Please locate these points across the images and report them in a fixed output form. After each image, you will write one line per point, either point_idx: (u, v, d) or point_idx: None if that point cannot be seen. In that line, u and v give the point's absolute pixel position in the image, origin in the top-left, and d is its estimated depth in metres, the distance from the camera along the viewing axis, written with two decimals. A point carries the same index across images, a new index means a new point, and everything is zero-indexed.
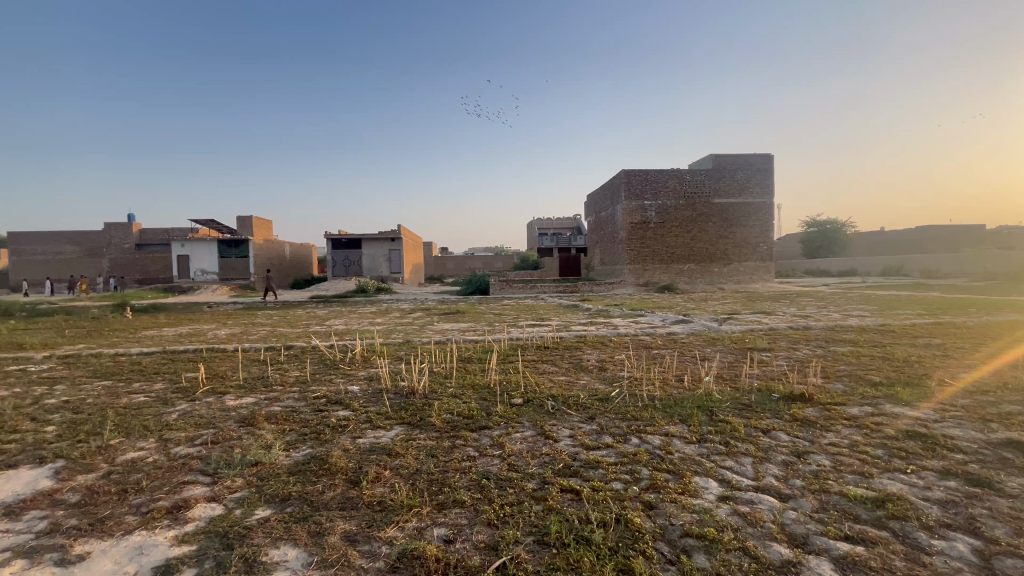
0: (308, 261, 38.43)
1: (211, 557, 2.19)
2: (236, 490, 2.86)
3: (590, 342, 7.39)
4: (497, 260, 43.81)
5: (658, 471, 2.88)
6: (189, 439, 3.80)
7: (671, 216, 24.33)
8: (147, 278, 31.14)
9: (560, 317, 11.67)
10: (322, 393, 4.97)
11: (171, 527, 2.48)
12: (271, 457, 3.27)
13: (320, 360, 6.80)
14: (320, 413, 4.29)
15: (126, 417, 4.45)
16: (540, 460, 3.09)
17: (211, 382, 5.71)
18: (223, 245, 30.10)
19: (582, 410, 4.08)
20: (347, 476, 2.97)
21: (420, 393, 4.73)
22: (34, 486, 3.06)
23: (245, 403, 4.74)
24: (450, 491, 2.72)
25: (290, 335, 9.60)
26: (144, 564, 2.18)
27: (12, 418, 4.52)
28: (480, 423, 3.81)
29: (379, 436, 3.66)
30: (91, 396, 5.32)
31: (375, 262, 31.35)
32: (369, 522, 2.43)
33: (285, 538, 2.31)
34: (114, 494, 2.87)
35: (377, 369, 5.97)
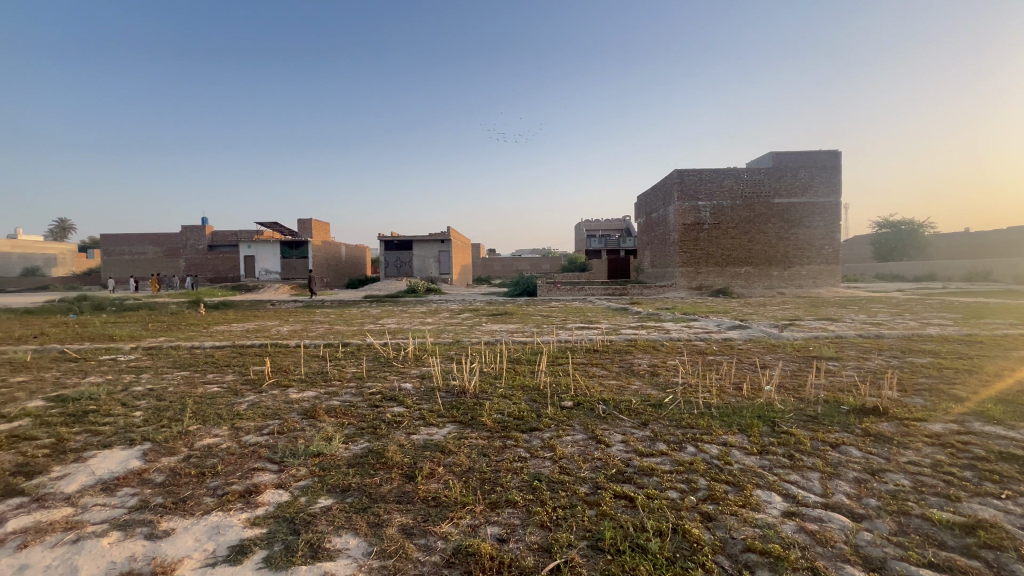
0: (362, 262, 40.01)
1: (280, 541, 2.32)
2: (301, 478, 3.02)
3: (641, 346, 7.24)
4: (544, 262, 43.82)
5: (717, 482, 2.77)
6: (257, 428, 4.06)
7: (727, 217, 23.37)
8: (217, 277, 33.63)
9: (609, 319, 11.49)
10: (378, 389, 5.16)
11: (244, 510, 2.65)
12: (332, 448, 3.43)
13: (375, 357, 7.07)
14: (376, 408, 4.45)
15: (202, 405, 4.81)
16: (592, 464, 3.06)
17: (276, 375, 6.07)
18: (285, 246, 31.95)
19: (634, 415, 4.00)
20: (403, 470, 3.07)
21: (471, 393, 4.80)
22: (126, 465, 3.36)
23: (307, 397, 5.00)
24: (502, 491, 2.74)
25: (347, 333, 10.05)
26: (221, 543, 2.34)
27: (106, 402, 5.00)
28: (530, 424, 3.82)
29: (432, 433, 3.75)
30: (172, 385, 5.79)
31: (425, 263, 32.15)
32: (424, 516, 2.50)
33: (346, 527, 2.42)
34: (193, 476, 3.11)
35: (429, 368, 6.12)
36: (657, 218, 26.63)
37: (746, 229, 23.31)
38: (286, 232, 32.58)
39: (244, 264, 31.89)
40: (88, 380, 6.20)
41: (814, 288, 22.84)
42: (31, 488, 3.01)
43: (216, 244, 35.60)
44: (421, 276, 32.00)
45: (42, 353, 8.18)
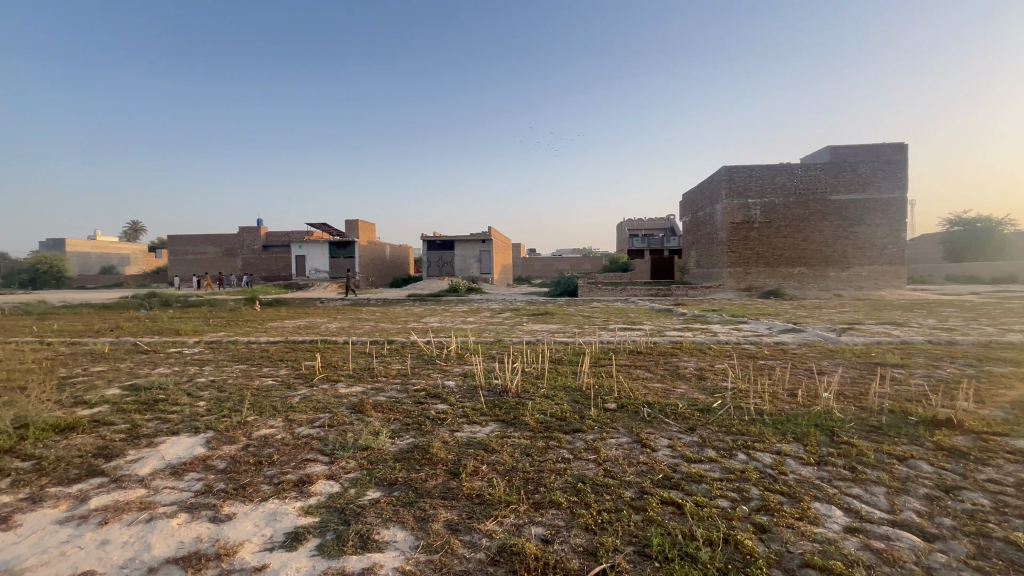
0: (405, 261, 40.98)
1: (332, 530, 2.41)
2: (351, 471, 3.13)
3: (687, 349, 7.04)
4: (585, 262, 43.37)
5: (771, 492, 2.65)
6: (309, 420, 4.23)
7: (779, 215, 22.33)
8: (271, 275, 35.48)
9: (653, 321, 11.20)
10: (422, 386, 5.26)
11: (298, 499, 2.77)
12: (379, 442, 3.53)
13: (419, 354, 7.22)
14: (420, 405, 4.54)
15: (259, 397, 5.08)
16: (637, 469, 3.00)
17: (326, 370, 6.32)
18: (334, 245, 33.23)
19: (681, 419, 3.89)
20: (448, 467, 3.11)
21: (513, 392, 4.81)
22: (191, 451, 3.58)
23: (355, 392, 5.17)
24: (546, 491, 2.73)
25: (392, 331, 10.31)
26: (277, 529, 2.46)
27: (174, 392, 5.37)
28: (573, 426, 3.79)
29: (475, 431, 3.78)
30: (232, 377, 6.14)
31: (466, 263, 32.55)
32: (469, 513, 2.53)
33: (393, 520, 2.48)
34: (252, 465, 3.29)
35: (471, 367, 6.19)
36: (703, 217, 25.79)
37: (800, 227, 22.19)
38: (334, 233, 33.83)
39: (296, 264, 33.39)
40: (158, 371, 6.67)
41: (876, 291, 21.45)
42: (110, 470, 3.26)
43: (270, 245, 37.45)
44: (462, 275, 32.42)
45: (118, 345, 8.86)
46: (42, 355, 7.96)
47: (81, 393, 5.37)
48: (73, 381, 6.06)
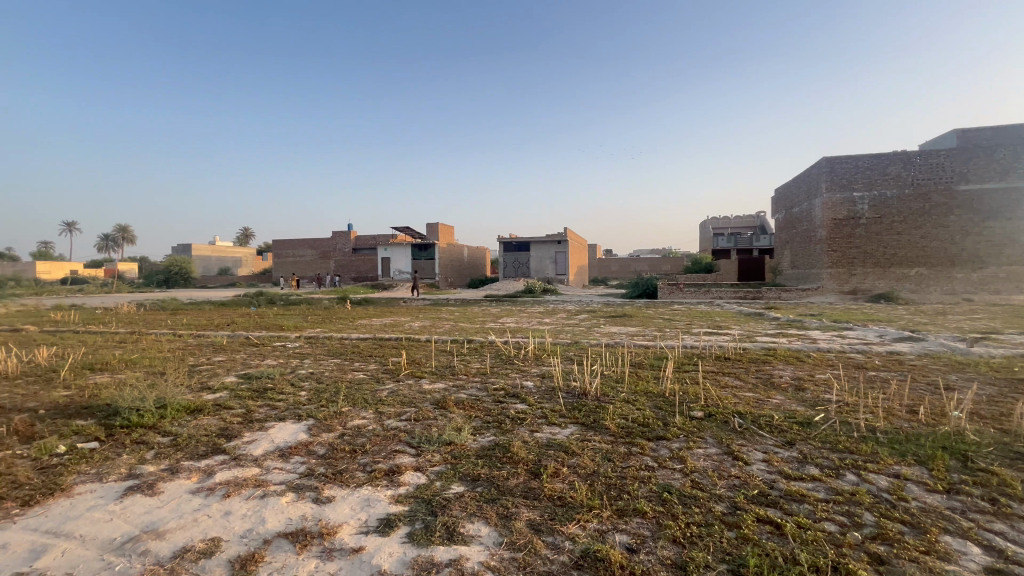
0: (482, 263, 42.04)
1: (420, 520, 2.52)
2: (436, 464, 3.26)
3: (782, 356, 6.52)
4: (665, 263, 41.72)
5: (889, 520, 2.37)
6: (397, 413, 4.47)
7: (891, 210, 19.98)
8: (360, 276, 38.06)
9: (742, 325, 10.47)
10: (501, 385, 5.36)
11: (388, 488, 2.93)
12: (462, 438, 3.64)
13: (497, 354, 7.38)
14: (500, 404, 4.63)
15: (352, 389, 5.47)
16: (728, 482, 2.82)
17: (411, 366, 6.65)
18: (416, 248, 34.92)
19: (777, 433, 3.60)
20: (529, 466, 3.14)
21: (592, 395, 4.74)
22: (295, 437, 3.94)
23: (437, 388, 5.39)
24: (629, 499, 2.66)
25: (471, 330, 10.61)
26: (371, 514, 2.62)
27: (279, 381, 5.95)
28: (657, 433, 3.65)
29: (555, 433, 3.77)
30: (328, 370, 6.68)
31: (542, 264, 32.67)
32: (551, 515, 2.52)
33: (478, 516, 2.54)
34: (348, 452, 3.54)
35: (549, 368, 6.18)
36: (799, 213, 23.71)
37: (918, 223, 19.69)
38: (416, 236, 35.54)
39: (382, 265, 35.53)
40: (266, 363, 7.41)
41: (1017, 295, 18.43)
42: (231, 449, 3.68)
43: (359, 248, 40.18)
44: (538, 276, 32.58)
45: (233, 338, 9.98)
46: (175, 345, 9.17)
47: (205, 380, 6.12)
48: (199, 369, 6.91)
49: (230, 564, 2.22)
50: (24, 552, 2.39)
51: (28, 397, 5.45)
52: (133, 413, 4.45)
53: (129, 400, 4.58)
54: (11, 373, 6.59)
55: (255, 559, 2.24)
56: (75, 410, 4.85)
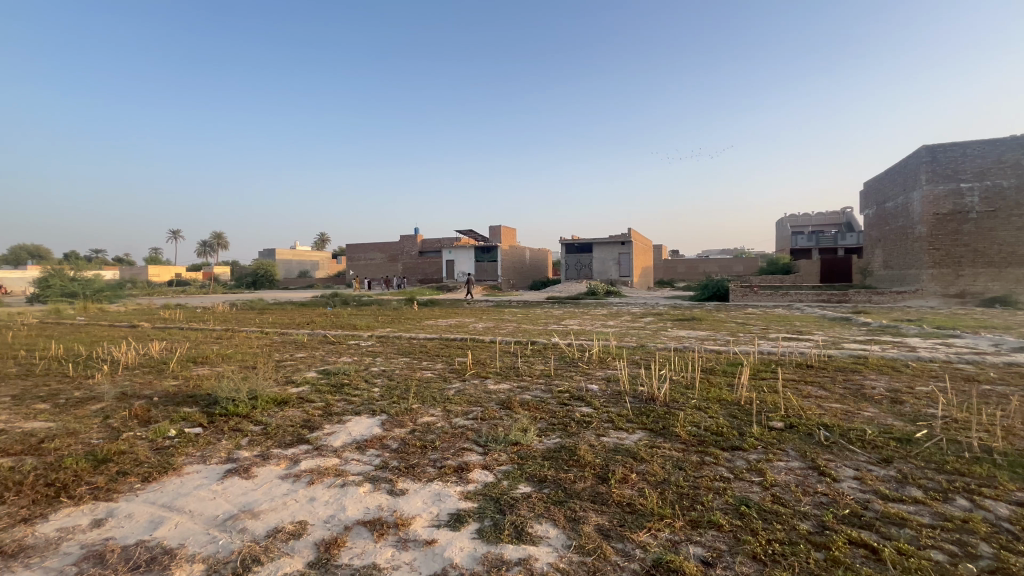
0: (544, 265, 42.04)
1: (489, 518, 2.57)
2: (503, 463, 3.31)
3: (874, 365, 5.95)
4: (737, 263, 39.52)
5: (1011, 554, 2.09)
6: (464, 412, 4.59)
7: (1008, 202, 17.68)
8: (426, 278, 39.39)
9: (826, 331, 9.69)
10: (566, 388, 5.33)
11: (458, 484, 3.02)
12: (528, 439, 3.66)
13: (561, 356, 7.34)
14: (565, 406, 4.60)
15: (421, 387, 5.68)
16: (814, 499, 2.63)
17: (476, 366, 6.79)
18: (479, 250, 35.59)
19: (870, 449, 3.30)
20: (596, 471, 3.09)
21: (661, 401, 4.59)
22: (370, 430, 4.16)
23: (502, 388, 5.46)
24: (703, 510, 2.55)
25: (534, 332, 10.64)
26: (442, 509, 2.71)
27: (355, 378, 6.30)
28: (732, 443, 3.47)
29: (622, 438, 3.70)
30: (398, 368, 6.99)
31: (605, 265, 32.11)
32: (620, 521, 2.48)
33: (545, 517, 2.55)
34: (418, 448, 3.67)
35: (614, 372, 6.07)
36: (894, 208, 21.55)
37: None
38: (479, 239, 36.22)
39: (446, 268, 36.57)
40: (342, 360, 7.86)
41: None
42: (313, 439, 3.95)
43: (425, 251, 41.62)
44: (601, 278, 32.06)
45: (313, 336, 10.70)
46: (263, 342, 9.98)
47: (289, 375, 6.61)
48: (284, 364, 7.48)
49: (315, 547, 2.38)
50: (145, 522, 2.71)
51: (145, 385, 6.16)
52: (230, 402, 4.91)
53: (227, 391, 5.06)
54: (131, 364, 7.48)
55: (338, 544, 2.39)
56: (183, 398, 5.43)
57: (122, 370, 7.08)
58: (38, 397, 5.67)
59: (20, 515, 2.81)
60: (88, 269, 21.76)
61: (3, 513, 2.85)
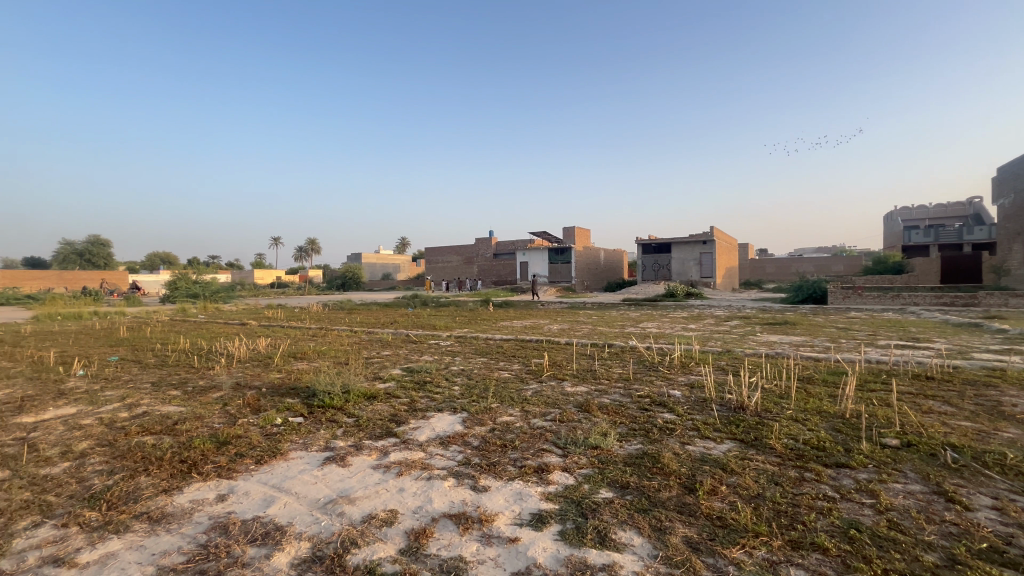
0: (619, 266, 41.08)
1: (571, 520, 2.57)
2: (583, 467, 3.28)
3: (1014, 379, 5.13)
4: (837, 262, 36.00)
5: None
6: (542, 413, 4.61)
7: None
8: (501, 280, 40.11)
9: (950, 338, 8.52)
10: (646, 392, 5.16)
11: (538, 484, 3.04)
12: (608, 443, 3.60)
13: (640, 360, 7.13)
14: (646, 412, 4.47)
15: (500, 387, 5.79)
16: (940, 528, 2.33)
17: (552, 368, 6.79)
18: (553, 253, 35.61)
19: (1011, 476, 2.86)
20: (682, 480, 2.97)
21: (752, 410, 4.30)
22: (452, 427, 4.31)
23: (580, 391, 5.41)
24: (805, 531, 2.35)
25: (611, 334, 10.42)
26: (524, 508, 2.74)
27: (436, 376, 6.57)
28: (837, 459, 3.17)
29: (709, 447, 3.52)
30: (477, 367, 7.17)
31: (684, 266, 30.72)
32: (710, 534, 2.36)
33: (629, 523, 2.49)
34: (498, 447, 3.74)
35: (699, 377, 5.77)
36: None
37: None
38: (552, 240, 36.25)
39: (520, 269, 36.99)
40: (424, 358, 8.23)
41: None
42: (400, 433, 4.17)
43: (499, 253, 42.41)
44: (680, 279, 30.71)
45: (397, 335, 11.31)
46: (353, 340, 10.74)
47: (377, 371, 7.04)
48: (372, 361, 7.98)
49: (406, 535, 2.51)
50: (260, 500, 3.02)
51: (255, 377, 6.87)
52: (327, 395, 5.34)
53: (323, 384, 5.49)
54: (243, 358, 8.38)
55: (426, 534, 2.50)
56: (286, 389, 5.99)
57: (236, 363, 7.94)
58: (171, 384, 6.54)
59: (162, 486, 3.25)
60: (208, 273, 24.73)
61: (148, 483, 3.32)
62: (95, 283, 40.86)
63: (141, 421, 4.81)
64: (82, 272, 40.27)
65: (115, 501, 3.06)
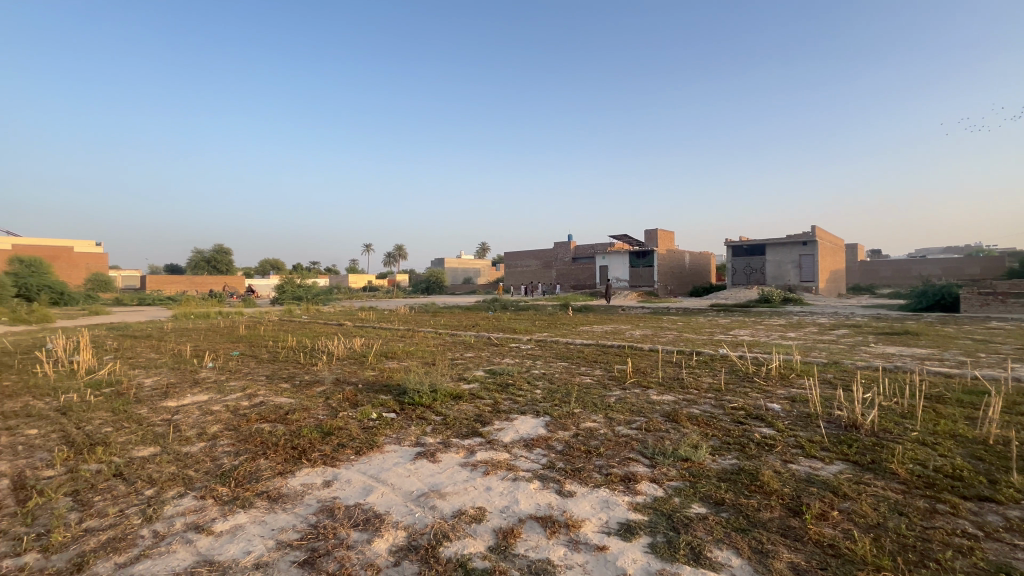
0: (706, 270, 38.89)
1: (662, 533, 2.48)
2: (673, 479, 3.15)
3: None
4: (972, 263, 31.31)
5: None
6: (627, 421, 4.49)
7: None
8: (580, 284, 39.78)
9: None
10: (741, 404, 4.84)
11: (626, 493, 2.97)
12: (700, 456, 3.42)
13: (732, 369, 6.70)
14: (740, 425, 4.19)
15: (582, 392, 5.72)
16: None
17: (636, 375, 6.59)
18: (634, 256, 34.63)
19: None
20: (785, 501, 2.74)
21: (867, 430, 3.86)
22: (536, 430, 4.34)
23: (666, 400, 5.19)
24: (940, 571, 2.07)
25: (698, 341, 9.90)
26: (611, 516, 2.69)
27: (518, 379, 6.65)
28: (979, 491, 2.75)
29: (817, 467, 3.22)
30: (558, 372, 7.15)
31: (781, 269, 28.36)
32: (821, 563, 2.16)
33: (726, 542, 2.35)
34: (583, 452, 3.71)
35: (801, 391, 5.29)
36: None
37: None
38: (633, 243, 35.28)
39: (600, 273, 36.39)
40: (505, 361, 8.38)
41: None
42: (486, 433, 4.29)
43: (579, 257, 42.06)
44: (775, 284, 28.40)
45: (479, 338, 11.64)
46: (438, 341, 11.22)
47: (461, 372, 7.29)
48: (457, 362, 8.27)
49: (494, 534, 2.57)
50: (361, 488, 3.26)
51: (352, 374, 7.43)
52: (417, 393, 5.64)
53: (413, 383, 5.80)
54: (342, 356, 9.11)
55: (514, 534, 2.54)
56: (380, 386, 6.41)
57: (335, 360, 8.65)
58: (282, 378, 7.27)
59: (278, 469, 3.63)
60: (311, 278, 27.24)
61: (267, 465, 3.72)
62: (220, 286, 46.69)
63: (259, 409, 5.41)
64: (210, 276, 46.18)
65: (241, 479, 3.47)
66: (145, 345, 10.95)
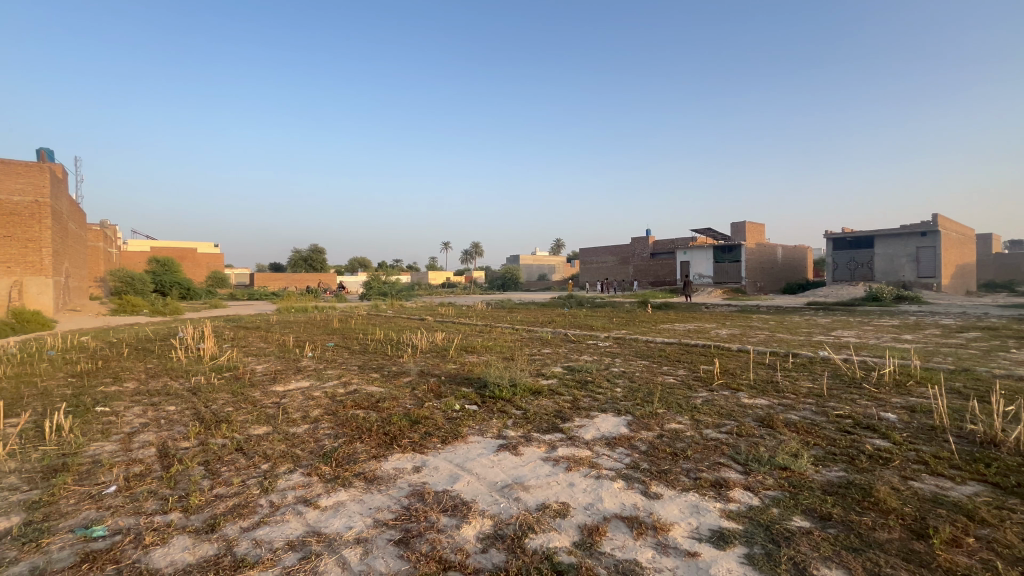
0: (802, 265, 35.69)
1: (759, 544, 2.33)
2: (770, 487, 2.95)
3: None
4: None
5: None
6: (716, 424, 4.26)
7: None
8: (659, 280, 38.33)
9: None
10: (848, 412, 4.40)
11: (717, 500, 2.82)
12: (800, 466, 3.17)
13: (835, 373, 6.11)
14: (848, 434, 3.81)
15: (665, 392, 5.51)
16: None
17: (724, 376, 6.23)
18: (719, 250, 32.68)
19: None
20: (905, 522, 2.46)
21: (1011, 448, 3.34)
22: (618, 428, 4.25)
23: (760, 404, 4.86)
24: None
25: (794, 342, 9.14)
26: (702, 522, 2.58)
27: (598, 376, 6.55)
28: None
29: (944, 487, 2.86)
30: (639, 370, 6.95)
31: (893, 264, 25.33)
32: None
33: (835, 560, 2.16)
34: (668, 454, 3.58)
35: (922, 400, 4.70)
36: None
37: None
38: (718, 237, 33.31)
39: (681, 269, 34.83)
40: (583, 358, 8.32)
41: None
42: (567, 429, 4.27)
43: (658, 252, 40.50)
44: (886, 280, 25.42)
45: (556, 334, 11.64)
46: (515, 337, 11.39)
47: (539, 368, 7.32)
48: (535, 358, 8.34)
49: (579, 529, 2.57)
50: (448, 476, 3.40)
51: (436, 366, 7.77)
52: (497, 386, 5.76)
53: (493, 376, 5.93)
54: (425, 349, 9.55)
55: (599, 532, 2.52)
56: (462, 379, 6.63)
57: (419, 353, 9.08)
58: (373, 368, 7.78)
59: (372, 453, 3.89)
60: (396, 275, 28.82)
61: (362, 449, 4.00)
62: (315, 283, 50.85)
63: (353, 397, 5.83)
64: (307, 274, 50.35)
65: (340, 460, 3.77)
66: (256, 336, 12.21)
